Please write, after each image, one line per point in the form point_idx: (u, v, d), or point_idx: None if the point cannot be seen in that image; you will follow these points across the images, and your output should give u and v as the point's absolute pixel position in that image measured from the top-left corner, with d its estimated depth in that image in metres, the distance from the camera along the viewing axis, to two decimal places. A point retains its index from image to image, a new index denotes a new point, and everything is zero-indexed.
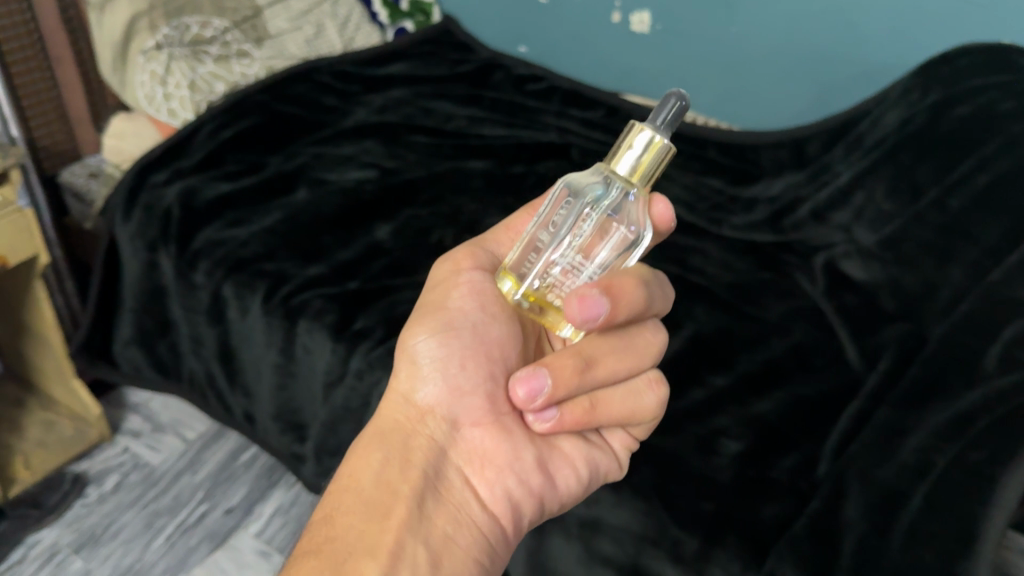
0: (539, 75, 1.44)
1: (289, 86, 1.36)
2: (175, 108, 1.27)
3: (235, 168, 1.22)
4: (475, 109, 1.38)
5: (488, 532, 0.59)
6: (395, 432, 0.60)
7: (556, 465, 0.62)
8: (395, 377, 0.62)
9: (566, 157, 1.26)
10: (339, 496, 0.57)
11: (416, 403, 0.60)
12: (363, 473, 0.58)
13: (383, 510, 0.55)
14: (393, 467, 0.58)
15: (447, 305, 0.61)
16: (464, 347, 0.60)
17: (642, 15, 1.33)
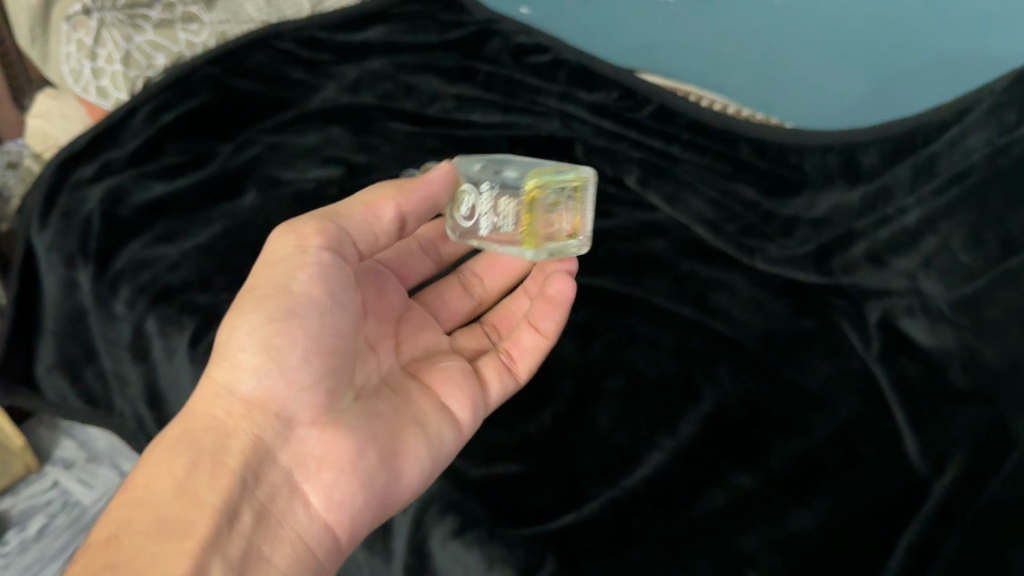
0: (542, 45, 1.22)
1: (245, 58, 1.15)
2: (103, 85, 1.07)
3: (175, 162, 1.03)
4: (465, 87, 1.16)
5: (316, 545, 0.60)
6: (206, 435, 0.59)
7: (393, 471, 0.64)
8: (206, 382, 0.62)
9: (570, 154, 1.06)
10: (134, 502, 0.55)
11: (229, 410, 0.61)
12: (164, 479, 0.56)
13: (198, 523, 0.55)
14: (200, 475, 0.58)
15: (291, 285, 0.62)
16: (300, 336, 0.61)
17: None
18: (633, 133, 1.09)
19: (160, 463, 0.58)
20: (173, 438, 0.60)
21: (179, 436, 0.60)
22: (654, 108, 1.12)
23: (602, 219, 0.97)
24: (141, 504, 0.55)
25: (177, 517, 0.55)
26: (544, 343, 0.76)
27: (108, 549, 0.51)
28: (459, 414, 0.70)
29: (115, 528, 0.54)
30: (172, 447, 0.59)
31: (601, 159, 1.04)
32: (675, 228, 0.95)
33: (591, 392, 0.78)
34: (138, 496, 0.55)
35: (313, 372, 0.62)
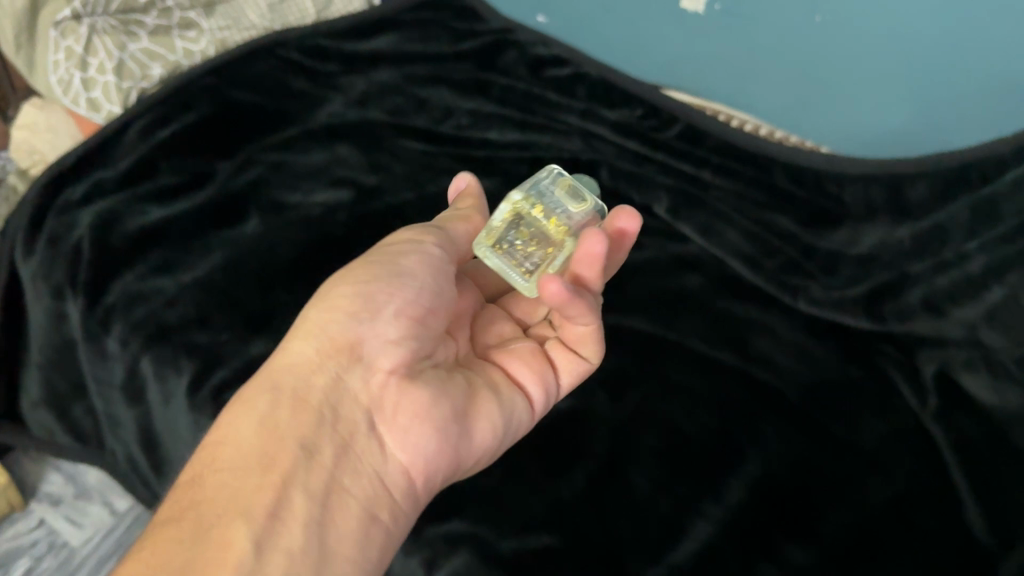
0: (561, 57, 1.15)
1: (246, 68, 1.08)
2: (93, 97, 1.00)
3: (172, 182, 0.96)
4: (480, 102, 1.10)
5: (393, 486, 0.59)
6: (286, 375, 0.59)
7: (467, 428, 0.63)
8: (301, 320, 0.62)
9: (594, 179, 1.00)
10: (217, 438, 0.56)
11: (314, 348, 0.60)
12: (246, 417, 0.56)
13: (277, 464, 0.54)
14: (282, 415, 0.57)
15: (399, 257, 0.64)
16: (396, 300, 0.61)
17: None
18: (660, 155, 1.03)
19: (245, 398, 0.58)
20: (259, 374, 0.60)
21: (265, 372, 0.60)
22: (683, 128, 1.06)
23: (631, 252, 0.91)
24: (223, 441, 0.55)
25: (254, 456, 0.54)
26: (602, 336, 0.72)
27: (189, 488, 0.52)
28: (532, 385, 0.70)
29: (201, 461, 0.54)
30: (256, 385, 0.59)
31: (627, 184, 0.98)
32: (710, 263, 0.89)
33: (625, 450, 0.72)
34: (220, 431, 0.56)
35: (399, 330, 0.61)
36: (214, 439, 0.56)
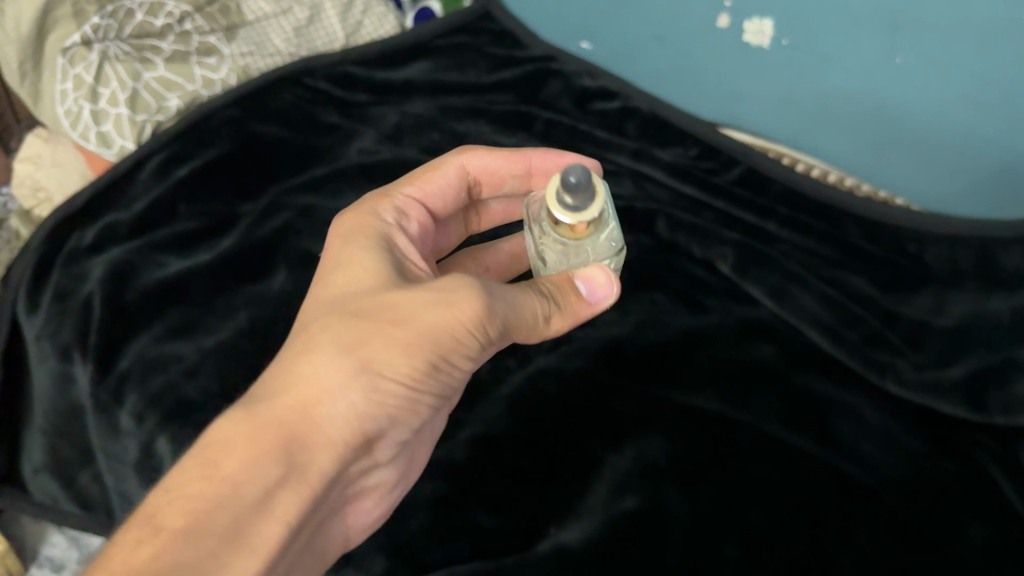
0: (609, 90, 1.07)
1: (269, 99, 0.99)
2: (104, 131, 0.92)
3: (191, 227, 0.88)
4: (522, 138, 1.01)
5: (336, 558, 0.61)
6: (304, 451, 0.52)
7: (407, 481, 0.66)
8: (331, 392, 0.53)
9: (649, 230, 0.91)
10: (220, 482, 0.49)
11: (337, 437, 0.53)
12: (255, 480, 0.49)
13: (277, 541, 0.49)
14: (285, 489, 0.51)
15: (454, 369, 0.58)
16: (433, 402, 0.60)
17: (763, 24, 0.95)
18: (721, 203, 0.95)
19: (257, 448, 0.50)
20: (271, 418, 0.52)
21: (281, 422, 0.52)
22: (745, 173, 0.97)
23: (695, 317, 0.83)
24: (227, 491, 0.49)
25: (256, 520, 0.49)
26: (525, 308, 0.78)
27: (183, 547, 0.46)
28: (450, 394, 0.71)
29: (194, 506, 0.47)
30: (273, 437, 0.51)
31: (688, 237, 0.89)
32: (783, 332, 0.81)
33: (708, 562, 0.63)
34: (232, 480, 0.49)
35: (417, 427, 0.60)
36: (213, 485, 0.48)
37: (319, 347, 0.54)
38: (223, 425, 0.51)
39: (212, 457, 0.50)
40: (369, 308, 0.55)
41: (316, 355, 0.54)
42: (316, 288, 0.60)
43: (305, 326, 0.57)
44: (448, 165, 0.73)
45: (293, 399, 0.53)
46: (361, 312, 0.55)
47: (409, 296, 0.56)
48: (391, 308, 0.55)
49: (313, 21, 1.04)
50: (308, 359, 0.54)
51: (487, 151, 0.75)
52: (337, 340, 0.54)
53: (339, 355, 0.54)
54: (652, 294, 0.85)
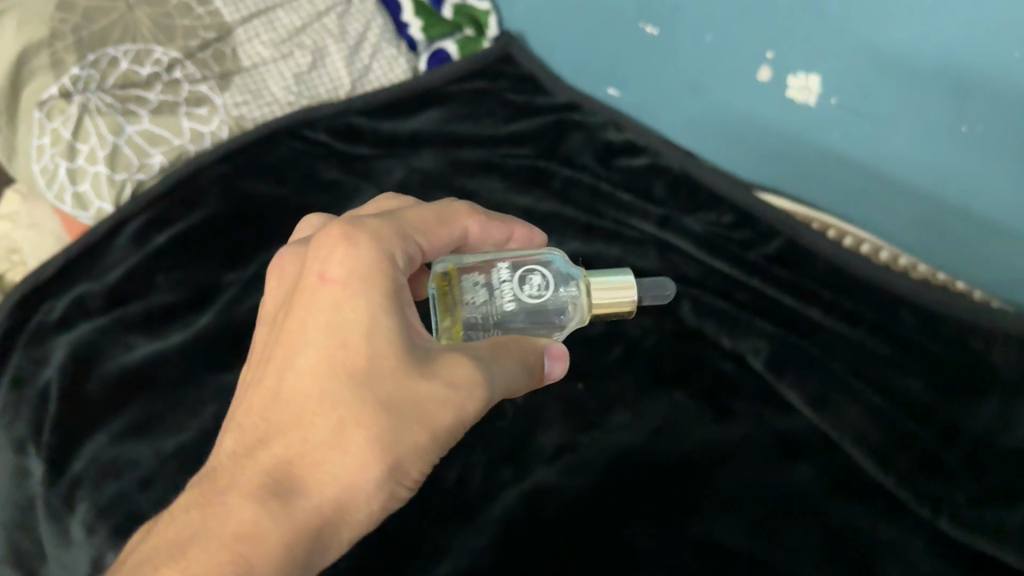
0: (636, 143, 0.97)
1: (263, 153, 0.91)
2: (81, 191, 0.85)
3: (167, 301, 0.81)
4: (538, 198, 0.92)
5: None
6: (325, 557, 0.49)
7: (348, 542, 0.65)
8: (357, 497, 0.50)
9: (674, 313, 0.81)
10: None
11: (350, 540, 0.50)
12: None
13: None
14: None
15: None
16: None
17: (809, 78, 0.85)
18: (757, 283, 0.84)
19: (288, 554, 0.47)
20: (305, 520, 0.48)
21: (311, 521, 0.48)
22: (783, 247, 0.87)
23: (721, 424, 0.73)
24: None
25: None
26: None
27: None
28: None
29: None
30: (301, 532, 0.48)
31: (716, 324, 0.79)
32: (823, 448, 0.71)
33: None
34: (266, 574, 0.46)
35: None
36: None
37: (350, 439, 0.50)
38: (250, 510, 0.47)
39: (242, 550, 0.46)
40: (396, 399, 0.50)
41: (347, 454, 0.50)
42: (326, 340, 0.52)
43: (329, 399, 0.51)
44: (455, 224, 0.63)
45: (319, 499, 0.49)
46: (384, 399, 0.50)
47: (443, 403, 0.51)
48: (418, 404, 0.51)
49: (314, 66, 0.97)
50: (338, 457, 0.50)
51: (492, 216, 0.66)
52: (368, 445, 0.50)
53: (367, 455, 0.50)
54: (672, 391, 0.76)
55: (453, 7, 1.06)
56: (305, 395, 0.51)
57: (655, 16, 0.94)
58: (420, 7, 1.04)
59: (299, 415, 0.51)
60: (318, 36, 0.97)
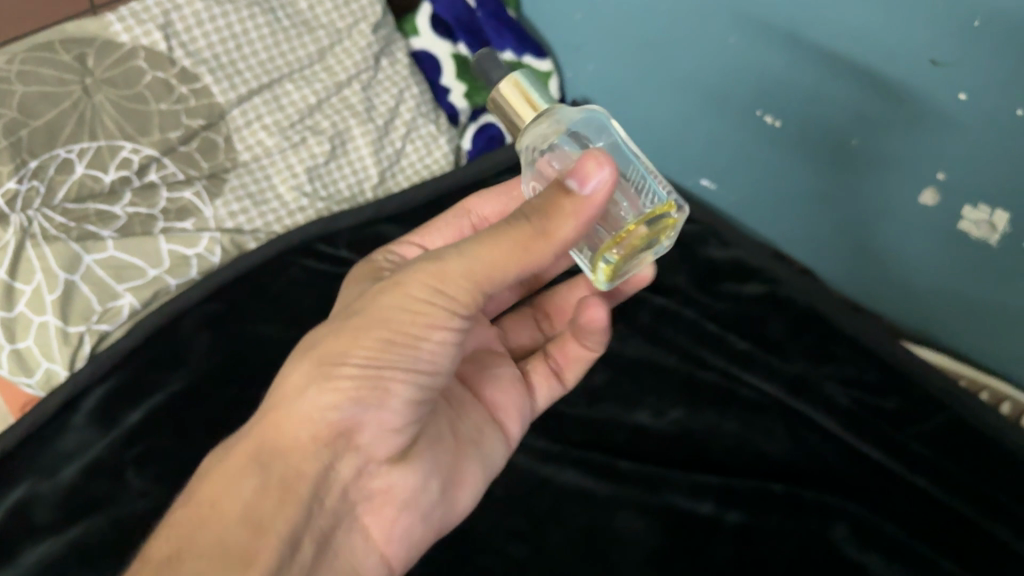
0: (745, 263, 0.77)
1: (266, 284, 0.69)
2: (23, 348, 0.62)
3: (141, 511, 0.57)
4: (628, 342, 0.73)
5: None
6: (281, 458, 0.40)
7: (450, 499, 0.47)
8: (294, 394, 0.40)
9: (831, 544, 0.60)
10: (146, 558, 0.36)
11: (308, 433, 0.40)
12: (230, 500, 0.38)
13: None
14: (268, 503, 0.39)
15: (426, 335, 0.39)
16: (417, 385, 0.41)
17: (995, 214, 0.65)
18: (929, 487, 0.63)
19: (240, 479, 0.39)
20: (241, 446, 0.40)
21: (247, 447, 0.40)
22: (951, 427, 0.67)
23: None
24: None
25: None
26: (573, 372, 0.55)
27: None
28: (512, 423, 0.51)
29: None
30: (197, 489, 0.39)
31: (887, 561, 0.59)
32: None
33: None
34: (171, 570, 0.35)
35: (408, 417, 0.42)
36: (204, 515, 0.37)
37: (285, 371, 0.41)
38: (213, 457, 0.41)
39: (185, 505, 0.39)
40: (353, 306, 0.41)
41: (283, 387, 0.41)
42: None
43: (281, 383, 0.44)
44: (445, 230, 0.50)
45: (248, 433, 0.41)
46: (334, 309, 0.42)
47: (400, 286, 0.39)
48: (369, 298, 0.40)
49: (333, 154, 0.74)
50: (277, 388, 0.41)
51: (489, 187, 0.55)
52: (295, 359, 0.41)
53: (299, 366, 0.41)
54: None
55: None
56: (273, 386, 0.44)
57: (777, 105, 0.72)
58: (463, 68, 0.84)
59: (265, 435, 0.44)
60: (336, 115, 0.75)
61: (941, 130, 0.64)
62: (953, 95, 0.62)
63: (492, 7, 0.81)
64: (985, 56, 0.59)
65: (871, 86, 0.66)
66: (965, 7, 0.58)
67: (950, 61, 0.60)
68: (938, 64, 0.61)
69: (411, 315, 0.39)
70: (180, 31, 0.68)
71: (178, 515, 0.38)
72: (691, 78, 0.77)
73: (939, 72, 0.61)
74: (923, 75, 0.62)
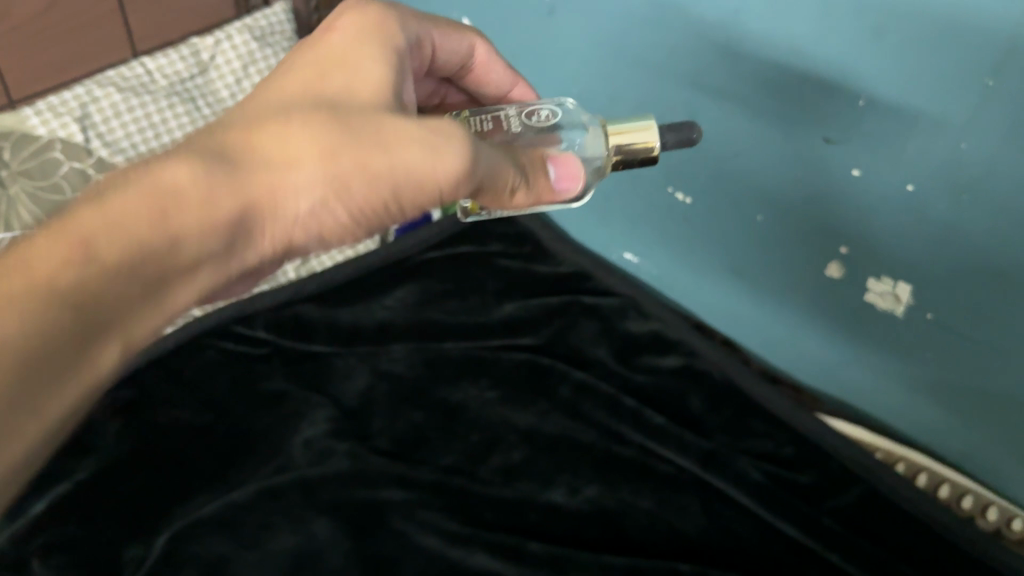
0: (664, 336, 0.77)
1: (181, 370, 0.71)
2: None
3: None
4: (541, 417, 0.70)
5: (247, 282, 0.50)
6: (259, 216, 0.39)
7: None
8: (298, 189, 0.39)
9: None
10: (61, 251, 0.35)
11: (306, 204, 0.40)
12: (190, 216, 0.37)
13: (127, 360, 0.38)
14: (224, 190, 0.37)
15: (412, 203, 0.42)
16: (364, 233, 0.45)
17: (897, 287, 0.65)
18: (854, 572, 0.61)
19: (218, 211, 0.37)
20: (222, 213, 0.38)
21: (235, 207, 0.38)
22: (874, 508, 0.66)
23: None
24: (59, 341, 0.34)
25: (86, 347, 0.36)
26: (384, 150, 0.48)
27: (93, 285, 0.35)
28: None
29: (40, 289, 0.34)
30: (143, 203, 0.36)
31: None
32: None
33: None
34: (88, 334, 0.36)
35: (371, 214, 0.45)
36: (158, 226, 0.36)
37: (295, 138, 0.39)
38: (177, 176, 0.37)
39: (133, 216, 0.36)
40: (374, 128, 0.40)
41: (288, 164, 0.39)
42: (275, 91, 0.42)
43: (280, 114, 0.40)
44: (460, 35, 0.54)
45: (255, 190, 0.38)
46: (353, 114, 0.40)
47: (422, 154, 0.39)
48: (391, 146, 0.40)
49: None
50: (289, 176, 0.39)
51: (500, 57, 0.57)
52: (321, 155, 0.39)
53: (307, 162, 0.39)
54: None
55: None
56: (263, 117, 0.40)
57: (686, 181, 0.74)
58: None
59: (256, 114, 0.40)
60: None
61: (839, 204, 0.65)
62: (847, 171, 0.62)
63: None
64: (871, 133, 0.59)
65: (766, 163, 0.67)
66: (848, 85, 0.58)
67: (838, 138, 0.61)
68: (830, 141, 0.62)
69: (422, 189, 0.40)
70: (97, 122, 0.79)
71: (135, 222, 0.36)
72: None
73: (831, 148, 0.62)
74: (817, 150, 0.63)
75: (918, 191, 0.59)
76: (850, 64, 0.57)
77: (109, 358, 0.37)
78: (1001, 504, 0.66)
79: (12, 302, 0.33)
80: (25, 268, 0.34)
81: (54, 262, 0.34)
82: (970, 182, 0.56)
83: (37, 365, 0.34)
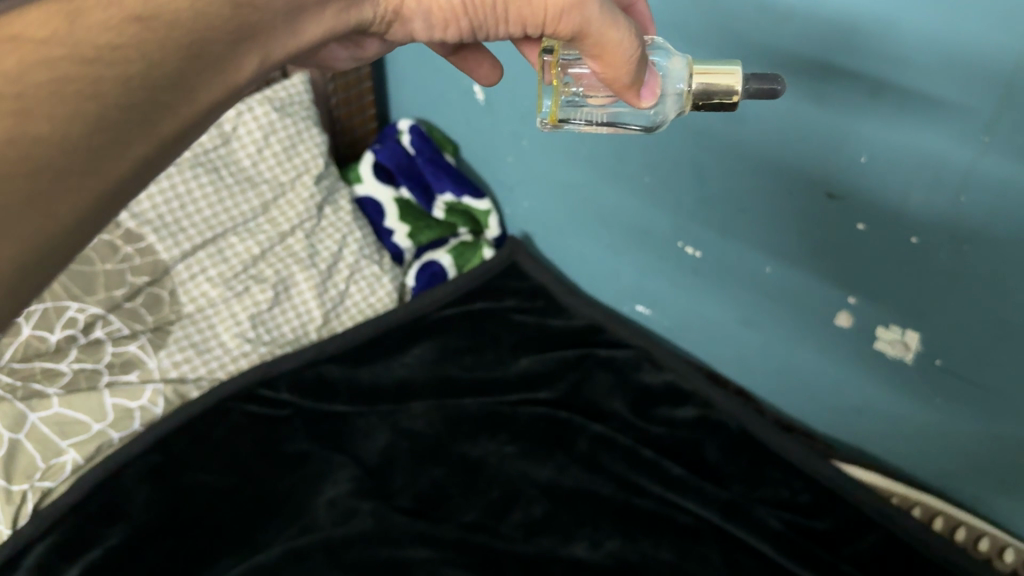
0: (678, 387, 0.79)
1: (208, 433, 0.72)
2: None
3: None
4: (563, 470, 0.72)
5: (333, 64, 0.45)
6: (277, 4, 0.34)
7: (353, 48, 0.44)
8: None
9: None
10: (38, 45, 0.28)
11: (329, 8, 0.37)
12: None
13: (158, 151, 0.32)
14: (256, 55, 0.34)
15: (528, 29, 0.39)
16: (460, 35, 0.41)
17: (904, 335, 0.67)
18: None
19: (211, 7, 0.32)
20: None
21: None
22: (893, 557, 0.66)
23: None
24: (116, 117, 0.30)
25: (140, 123, 0.30)
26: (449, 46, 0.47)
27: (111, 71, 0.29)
28: None
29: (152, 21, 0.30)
30: None
31: None
32: None
33: None
34: (103, 129, 0.29)
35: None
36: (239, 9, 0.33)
37: None
38: None
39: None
40: None
41: None
42: None
43: None
44: None
45: None
46: None
47: None
48: None
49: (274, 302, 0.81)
50: None
51: None
52: None
53: None
54: None
55: (445, 206, 0.92)
56: None
57: (695, 236, 0.76)
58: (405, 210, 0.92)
59: None
60: (280, 263, 0.82)
61: (847, 256, 0.67)
62: (852, 225, 0.65)
63: (428, 154, 0.89)
64: (875, 188, 0.61)
65: (774, 217, 0.69)
66: (849, 145, 0.61)
67: (842, 193, 0.64)
68: (834, 196, 0.64)
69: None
70: None
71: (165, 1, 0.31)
72: (610, 213, 0.82)
73: (836, 204, 0.64)
74: (822, 205, 0.66)
75: (923, 242, 0.61)
76: (850, 124, 0.60)
77: (142, 149, 0.31)
78: (1016, 545, 0.65)
79: (21, 100, 0.27)
80: (28, 44, 0.28)
81: (89, 26, 0.29)
82: (971, 234, 0.58)
83: (85, 156, 0.29)
